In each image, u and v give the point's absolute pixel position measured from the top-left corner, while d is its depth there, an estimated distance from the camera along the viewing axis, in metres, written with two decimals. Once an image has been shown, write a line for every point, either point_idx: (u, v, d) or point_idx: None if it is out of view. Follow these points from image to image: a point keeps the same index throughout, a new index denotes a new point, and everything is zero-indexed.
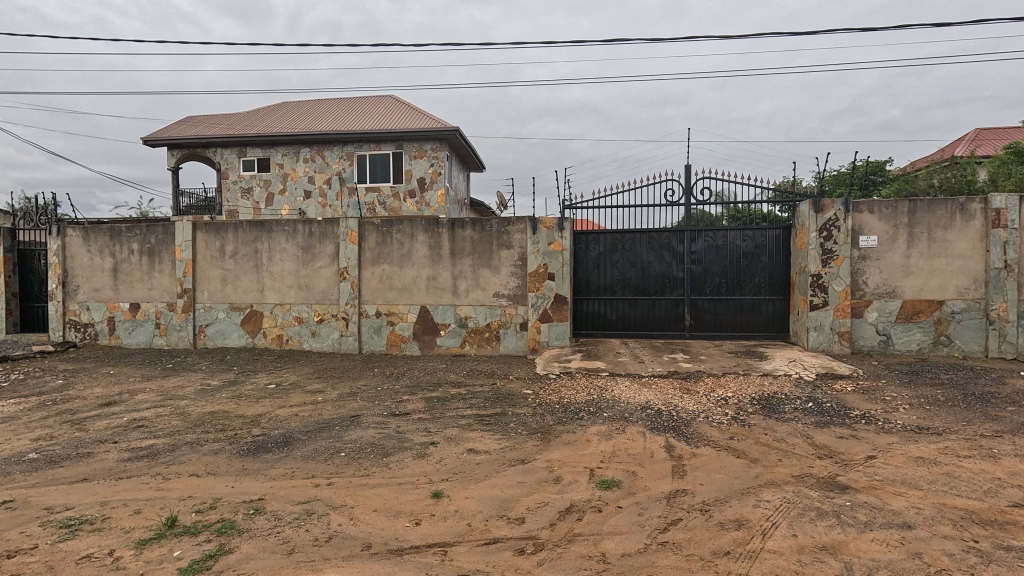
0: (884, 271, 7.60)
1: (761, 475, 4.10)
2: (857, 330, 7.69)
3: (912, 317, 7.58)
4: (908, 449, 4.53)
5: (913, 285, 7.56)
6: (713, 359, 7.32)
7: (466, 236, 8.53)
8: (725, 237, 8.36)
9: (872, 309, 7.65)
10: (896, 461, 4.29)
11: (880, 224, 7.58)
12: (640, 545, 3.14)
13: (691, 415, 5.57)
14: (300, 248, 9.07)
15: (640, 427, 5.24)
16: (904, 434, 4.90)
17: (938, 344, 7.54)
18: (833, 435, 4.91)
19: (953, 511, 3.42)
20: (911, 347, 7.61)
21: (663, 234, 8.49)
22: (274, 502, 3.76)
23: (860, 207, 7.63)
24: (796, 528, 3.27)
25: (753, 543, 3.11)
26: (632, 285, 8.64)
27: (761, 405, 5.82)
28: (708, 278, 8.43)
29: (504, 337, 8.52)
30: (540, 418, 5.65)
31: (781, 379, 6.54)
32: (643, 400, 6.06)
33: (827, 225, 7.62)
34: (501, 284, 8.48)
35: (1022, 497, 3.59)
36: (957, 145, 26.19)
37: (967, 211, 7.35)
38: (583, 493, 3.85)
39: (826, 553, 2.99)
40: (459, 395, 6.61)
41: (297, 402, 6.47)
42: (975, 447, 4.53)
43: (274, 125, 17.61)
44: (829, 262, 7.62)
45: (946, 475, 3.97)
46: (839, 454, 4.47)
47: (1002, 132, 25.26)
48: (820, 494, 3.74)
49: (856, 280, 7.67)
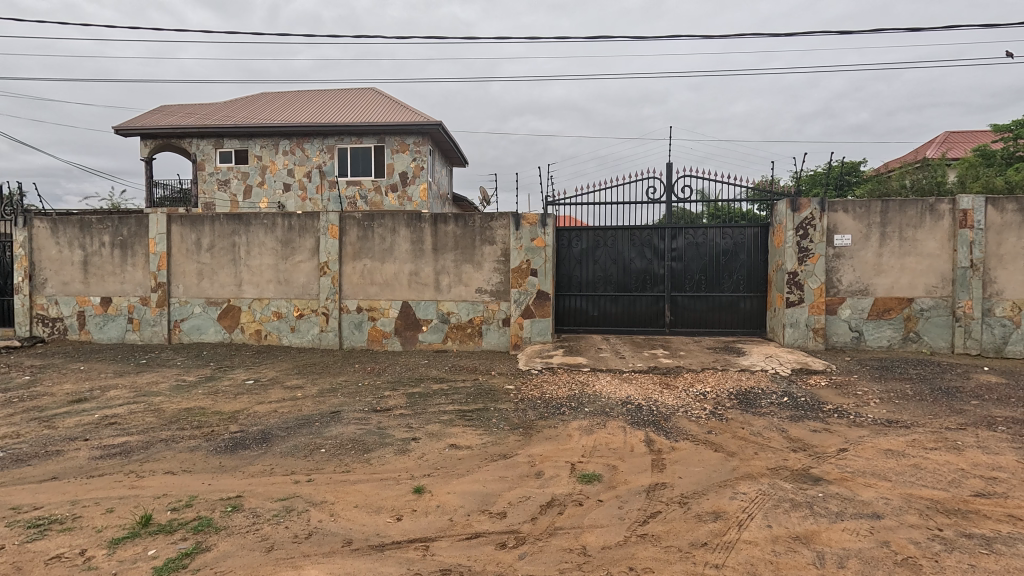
0: (857, 269, 7.81)
1: (738, 468, 4.19)
2: (831, 326, 7.90)
3: (883, 313, 7.81)
4: (878, 441, 4.68)
5: (884, 283, 7.78)
6: (692, 355, 7.43)
7: (448, 231, 8.49)
8: (705, 234, 8.48)
9: (846, 306, 7.86)
10: (867, 453, 4.43)
11: (853, 223, 7.78)
12: (620, 537, 3.18)
13: (671, 409, 5.65)
14: (279, 242, 8.92)
15: (621, 422, 5.30)
16: (874, 427, 5.06)
17: (907, 340, 7.78)
18: (807, 429, 5.04)
19: (919, 501, 3.54)
20: (882, 342, 7.83)
21: (645, 231, 8.57)
22: (253, 499, 3.70)
23: (836, 206, 7.82)
24: (771, 519, 3.35)
25: (729, 534, 3.18)
26: (614, 281, 8.72)
27: (738, 399, 5.95)
28: (687, 274, 8.55)
29: (487, 333, 8.53)
30: (521, 413, 5.67)
31: (758, 374, 6.68)
32: (623, 395, 6.14)
33: (804, 223, 7.78)
34: (483, 280, 8.48)
35: (984, 487, 3.74)
36: (928, 146, 27.01)
37: (936, 211, 7.60)
38: (564, 487, 3.89)
39: (798, 542, 3.08)
40: (441, 391, 6.60)
41: (276, 398, 6.37)
42: (941, 439, 4.69)
43: (252, 116, 17.22)
44: (805, 259, 7.78)
45: (913, 467, 4.11)
46: (813, 447, 4.59)
47: (971, 136, 26.14)
48: (795, 486, 3.84)
49: (831, 278, 7.86)
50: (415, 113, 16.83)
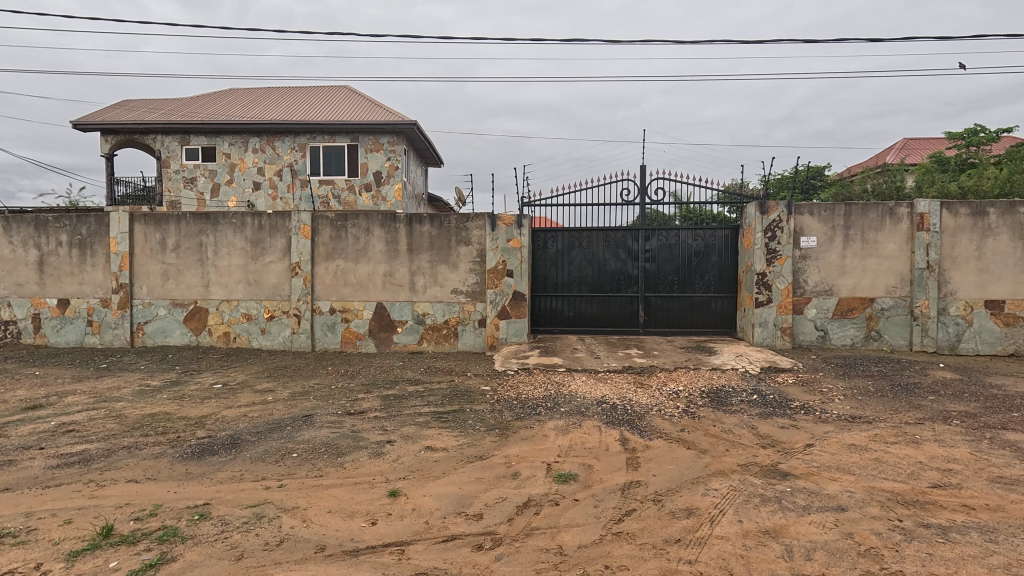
0: (822, 270, 8.07)
1: (710, 465, 4.28)
2: (798, 326, 8.14)
3: (847, 313, 8.09)
4: (842, 436, 4.84)
5: (847, 284, 8.06)
6: (665, 355, 7.55)
7: (423, 231, 8.42)
8: (677, 236, 8.64)
9: (812, 306, 8.11)
10: (832, 448, 4.57)
11: (818, 226, 8.04)
12: (596, 536, 3.21)
13: (645, 408, 5.73)
14: (249, 242, 8.70)
15: (596, 421, 5.35)
16: (839, 423, 5.24)
17: (869, 338, 8.08)
18: (776, 425, 5.18)
19: (881, 494, 3.68)
20: (845, 341, 8.11)
21: (619, 233, 8.68)
22: (221, 506, 3.60)
23: (801, 209, 8.06)
24: (741, 514, 3.43)
25: (701, 530, 3.24)
26: (589, 282, 8.80)
27: (710, 397, 6.07)
28: (661, 275, 8.69)
29: (463, 334, 8.49)
30: (497, 414, 5.67)
31: (729, 373, 6.84)
32: (598, 395, 6.20)
33: (772, 225, 8.00)
34: (459, 280, 8.44)
35: (940, 478, 3.91)
36: (888, 152, 28.09)
37: (895, 214, 7.92)
38: (540, 487, 3.90)
39: (768, 536, 3.16)
40: (417, 392, 6.54)
41: (246, 402, 6.21)
42: (900, 433, 4.89)
43: (220, 112, 16.75)
44: (773, 260, 8.00)
45: (875, 460, 4.27)
46: (780, 443, 4.73)
47: (927, 143, 27.30)
48: (764, 481, 3.94)
49: (797, 279, 8.10)
50: (389, 112, 16.65)
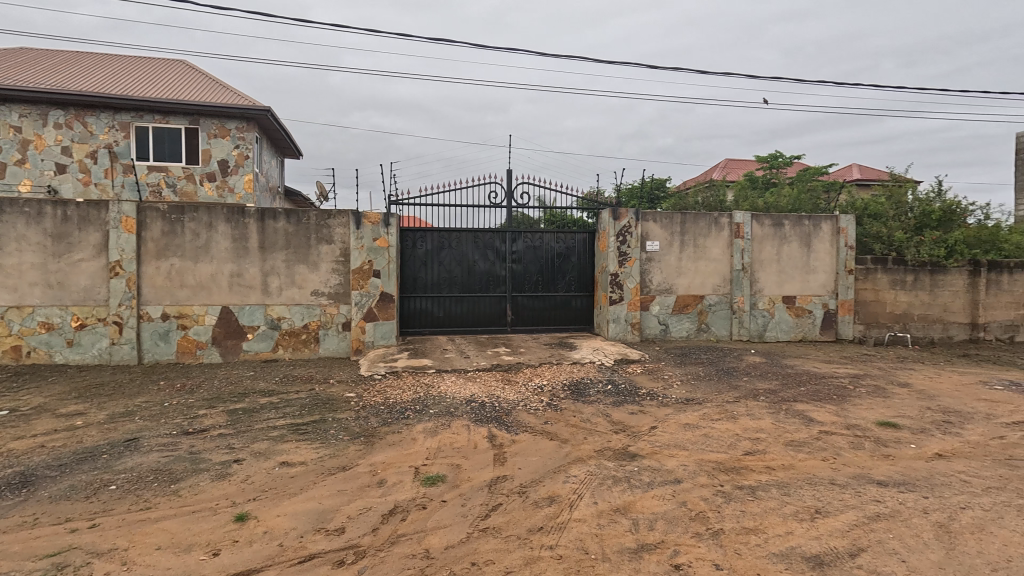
0: (663, 271, 9.10)
1: (570, 453, 4.57)
2: (645, 321, 9.08)
3: (683, 309, 9.23)
4: (679, 417, 5.51)
5: (683, 283, 9.19)
6: (531, 352, 7.89)
7: (278, 228, 7.73)
8: (541, 238, 9.08)
9: (655, 303, 9.11)
10: (671, 428, 5.18)
11: (660, 232, 9.05)
12: (463, 534, 3.24)
13: (511, 404, 5.93)
14: (48, 236, 7.18)
15: (465, 421, 5.40)
16: (676, 405, 5.95)
17: (700, 330, 9.31)
18: (626, 412, 5.72)
19: (708, 464, 4.27)
20: (682, 333, 9.25)
21: (487, 234, 8.86)
22: (4, 563, 2.91)
23: (647, 216, 9.00)
24: (596, 496, 3.72)
25: (562, 516, 3.45)
26: (459, 283, 8.85)
27: (571, 390, 6.49)
28: (526, 276, 9.07)
29: (325, 338, 7.97)
30: (363, 421, 5.42)
31: (587, 366, 7.38)
32: (467, 394, 6.26)
33: (623, 230, 8.81)
34: (320, 281, 7.91)
35: (751, 446, 4.66)
36: (714, 169, 32.71)
37: (719, 223, 9.24)
38: (408, 492, 3.82)
39: (618, 514, 3.46)
40: (271, 404, 5.98)
41: (45, 431, 5.12)
42: (723, 411, 5.71)
43: (6, 76, 13.60)
44: (624, 262, 8.81)
45: (703, 436, 4.93)
46: (630, 427, 5.23)
47: (743, 163, 32.36)
48: (615, 463, 4.32)
49: (644, 279, 9.03)
50: (238, 94, 14.99)
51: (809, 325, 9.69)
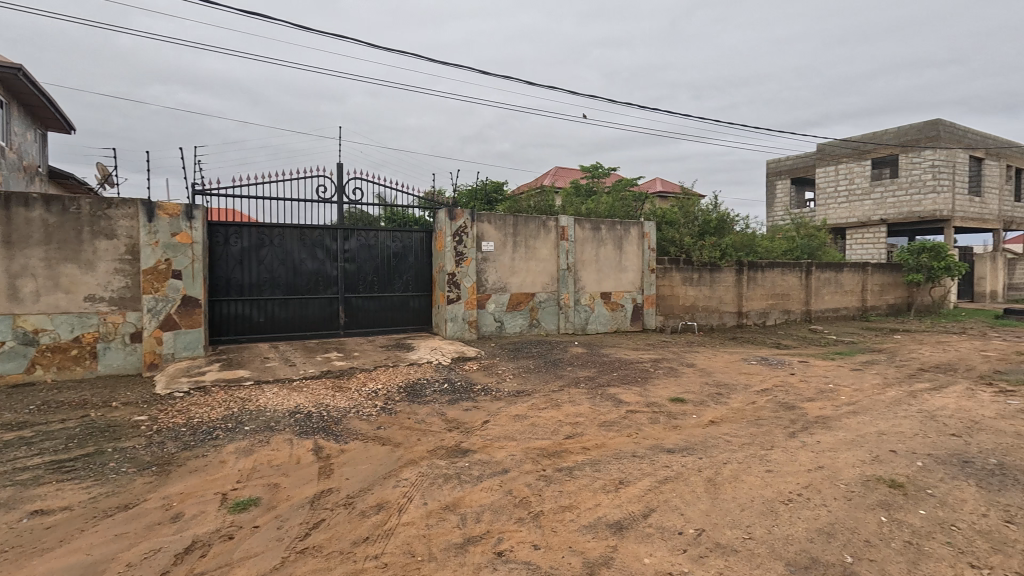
0: (498, 270, 9.49)
1: (402, 456, 4.49)
2: (481, 319, 9.36)
3: (516, 306, 9.74)
4: (510, 410, 5.79)
5: (516, 281, 9.71)
6: (365, 355, 7.56)
7: (32, 218, 6.17)
8: (376, 237, 8.78)
9: (491, 301, 9.45)
10: (502, 421, 5.42)
11: (495, 232, 9.42)
12: (277, 560, 2.95)
13: (342, 412, 5.60)
14: None
15: (287, 434, 4.94)
16: (508, 398, 6.24)
17: (532, 326, 9.93)
18: (460, 409, 5.82)
19: (533, 451, 4.56)
20: (516, 329, 9.75)
21: (316, 231, 8.26)
22: None
23: (482, 218, 9.28)
24: (426, 497, 3.70)
25: (389, 522, 3.36)
26: (283, 284, 8.08)
27: (406, 392, 6.38)
28: (361, 276, 8.68)
29: (105, 353, 6.60)
30: (156, 448, 4.61)
31: (424, 367, 7.33)
32: (291, 405, 5.74)
33: (459, 231, 8.94)
34: (98, 284, 6.53)
35: (571, 430, 5.10)
36: (545, 176, 35.25)
37: (547, 226, 9.96)
38: (211, 524, 3.35)
39: (447, 511, 3.50)
40: (21, 440, 4.74)
41: None
42: (548, 400, 6.17)
43: None
44: (460, 262, 8.96)
45: (530, 425, 5.26)
46: (464, 424, 5.33)
47: (570, 172, 35.44)
48: (447, 461, 4.36)
49: (480, 278, 9.30)
50: None
51: (622, 317, 11.01)
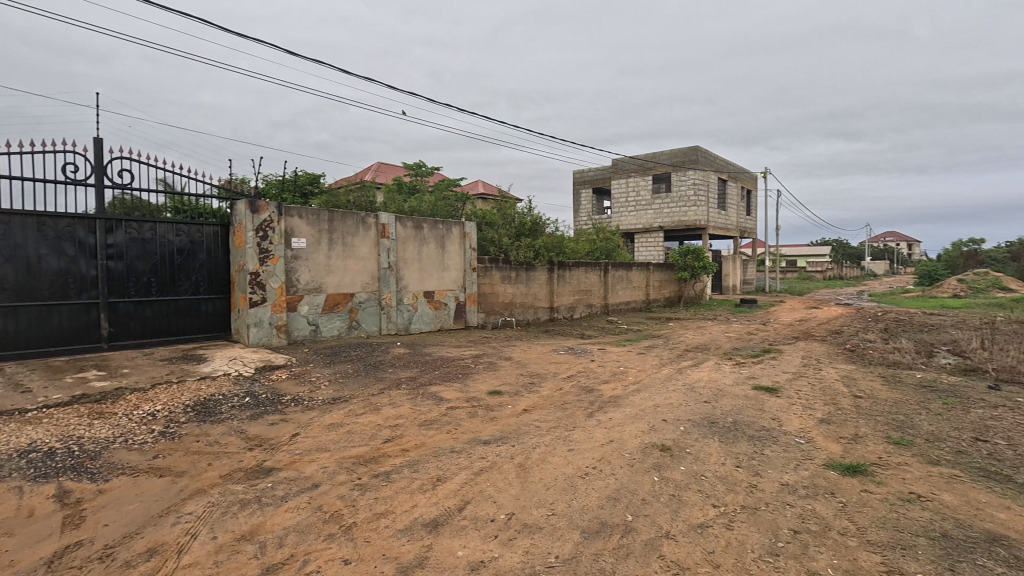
0: (311, 269, 8.77)
1: (186, 487, 3.82)
2: (292, 322, 8.54)
3: (333, 307, 9.13)
4: (323, 419, 5.38)
5: (333, 281, 9.10)
6: (139, 371, 6.28)
7: None
8: (153, 229, 7.37)
9: (304, 303, 8.69)
10: (314, 432, 5.01)
11: (307, 228, 8.68)
12: None
13: (102, 444, 4.54)
14: None
15: (14, 482, 3.81)
16: (322, 407, 5.80)
17: (351, 328, 9.42)
18: (265, 424, 5.21)
19: (348, 461, 4.30)
20: (333, 332, 9.14)
21: (63, 221, 6.59)
22: None
23: (292, 211, 8.47)
24: (216, 530, 3.21)
25: (165, 568, 2.83)
26: (10, 287, 6.26)
27: (195, 410, 5.47)
28: (132, 276, 7.19)
29: None
30: None
31: (220, 380, 6.39)
32: (22, 442, 4.46)
33: (263, 225, 8.02)
34: None
35: (390, 433, 4.96)
36: (366, 172, 33.84)
37: (366, 223, 9.54)
38: None
39: (242, 542, 3.08)
40: None
41: None
42: (367, 404, 5.90)
43: None
44: (266, 260, 8.04)
45: (346, 433, 4.96)
46: (268, 440, 4.78)
47: (393, 169, 34.65)
48: (245, 485, 3.85)
49: (290, 278, 8.48)
50: None
51: (445, 315, 11.14)
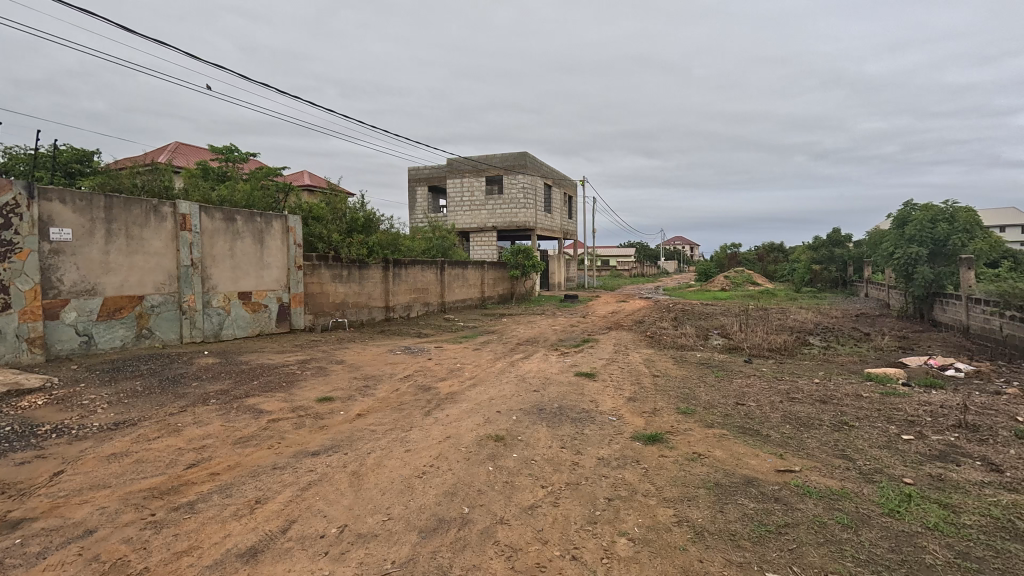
0: (80, 267, 7.10)
1: None
2: (53, 333, 6.81)
3: (114, 313, 7.54)
4: (100, 450, 4.39)
5: (113, 281, 7.51)
6: None
7: None
8: None
9: (70, 309, 7.00)
10: (86, 467, 4.05)
11: (73, 216, 7.01)
12: None
13: None
14: None
15: None
16: (98, 435, 4.73)
17: (140, 337, 7.88)
18: (8, 465, 4.04)
19: (136, 496, 3.57)
20: (114, 343, 7.54)
21: None
22: None
23: (49, 194, 6.75)
24: None
25: None
26: None
27: None
28: None
29: None
30: None
31: None
32: None
33: (4, 210, 6.24)
34: None
35: (194, 457, 4.26)
36: (160, 152, 28.65)
37: (160, 212, 8.08)
38: None
39: None
40: None
41: None
42: (163, 426, 4.99)
43: None
44: (8, 255, 6.27)
45: (134, 463, 4.13)
46: (14, 485, 3.72)
47: (197, 150, 29.97)
48: None
49: (48, 277, 6.75)
50: None
51: (265, 319, 10.02)
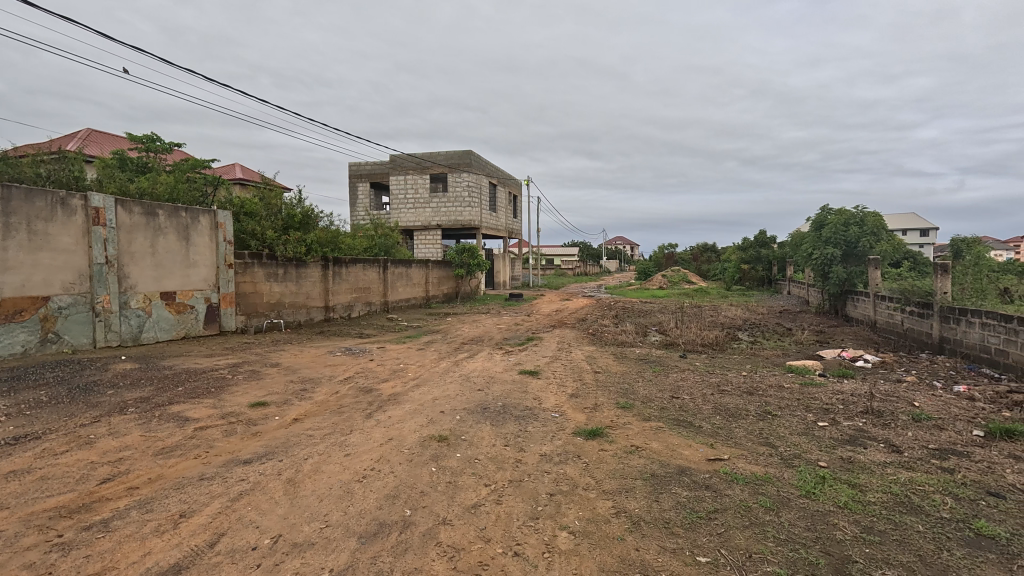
0: None
1: None
2: None
3: (14, 316, 6.83)
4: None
5: (12, 281, 6.79)
6: None
7: None
8: None
9: None
10: None
11: None
12: None
13: None
14: None
15: None
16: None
17: (46, 342, 7.18)
18: None
19: (40, 516, 3.25)
20: (14, 349, 6.82)
21: None
22: None
23: None
24: None
25: None
26: None
27: None
28: None
29: None
30: None
31: None
32: None
33: None
34: None
35: (110, 471, 3.93)
36: (68, 140, 26.14)
37: (68, 205, 7.40)
38: None
39: None
40: None
41: None
42: (73, 439, 4.57)
43: None
44: None
45: (38, 480, 3.75)
46: None
47: (112, 139, 27.60)
48: None
49: None
50: None
51: (192, 320, 9.40)
